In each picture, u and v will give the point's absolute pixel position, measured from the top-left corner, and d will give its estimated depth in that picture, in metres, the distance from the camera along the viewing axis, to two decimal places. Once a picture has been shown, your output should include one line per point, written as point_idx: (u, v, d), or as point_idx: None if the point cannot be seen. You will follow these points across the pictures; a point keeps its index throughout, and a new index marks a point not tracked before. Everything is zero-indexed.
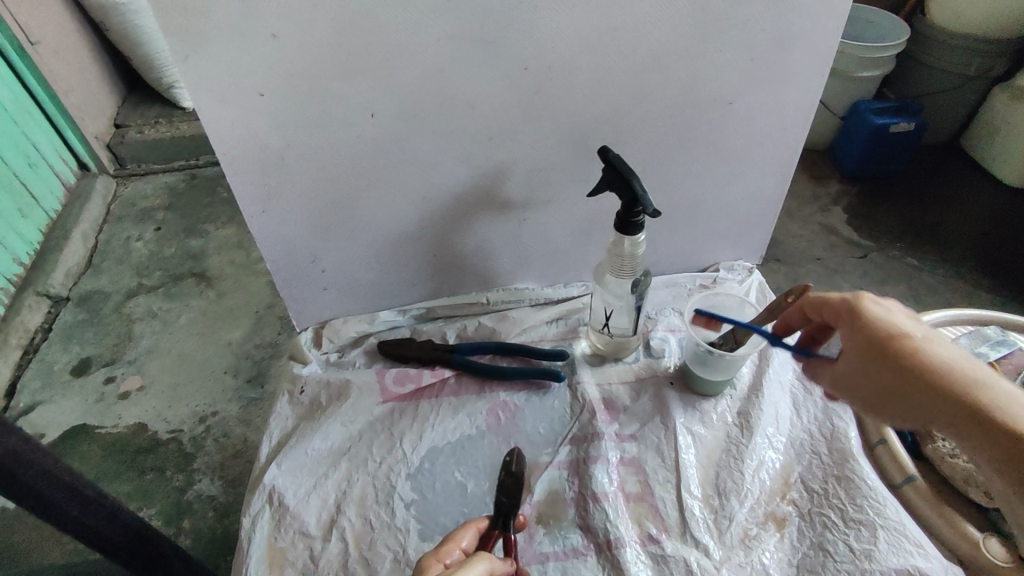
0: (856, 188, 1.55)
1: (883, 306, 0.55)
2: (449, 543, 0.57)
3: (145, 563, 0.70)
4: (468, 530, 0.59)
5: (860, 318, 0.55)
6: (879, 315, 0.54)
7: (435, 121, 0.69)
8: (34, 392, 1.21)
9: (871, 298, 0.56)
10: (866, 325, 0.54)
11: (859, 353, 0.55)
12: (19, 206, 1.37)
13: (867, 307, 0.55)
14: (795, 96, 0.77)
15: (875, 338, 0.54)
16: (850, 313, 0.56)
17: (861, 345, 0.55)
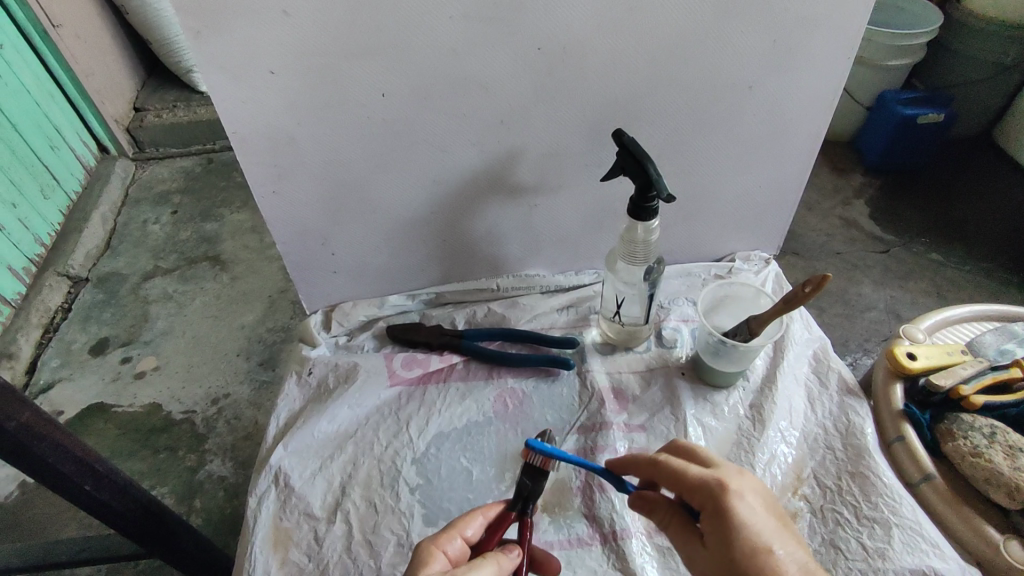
0: (880, 181, 1.51)
1: (743, 499, 0.50)
2: (453, 531, 0.54)
3: (156, 540, 0.70)
4: (474, 518, 0.56)
5: (721, 516, 0.49)
6: (741, 512, 0.49)
7: (447, 102, 0.68)
8: (53, 369, 1.23)
9: (734, 490, 0.50)
10: (728, 526, 0.49)
11: (716, 548, 0.49)
12: (40, 187, 1.38)
13: (731, 489, 0.50)
14: (820, 81, 0.74)
15: (728, 538, 0.49)
16: (712, 508, 0.50)
17: (720, 543, 0.49)
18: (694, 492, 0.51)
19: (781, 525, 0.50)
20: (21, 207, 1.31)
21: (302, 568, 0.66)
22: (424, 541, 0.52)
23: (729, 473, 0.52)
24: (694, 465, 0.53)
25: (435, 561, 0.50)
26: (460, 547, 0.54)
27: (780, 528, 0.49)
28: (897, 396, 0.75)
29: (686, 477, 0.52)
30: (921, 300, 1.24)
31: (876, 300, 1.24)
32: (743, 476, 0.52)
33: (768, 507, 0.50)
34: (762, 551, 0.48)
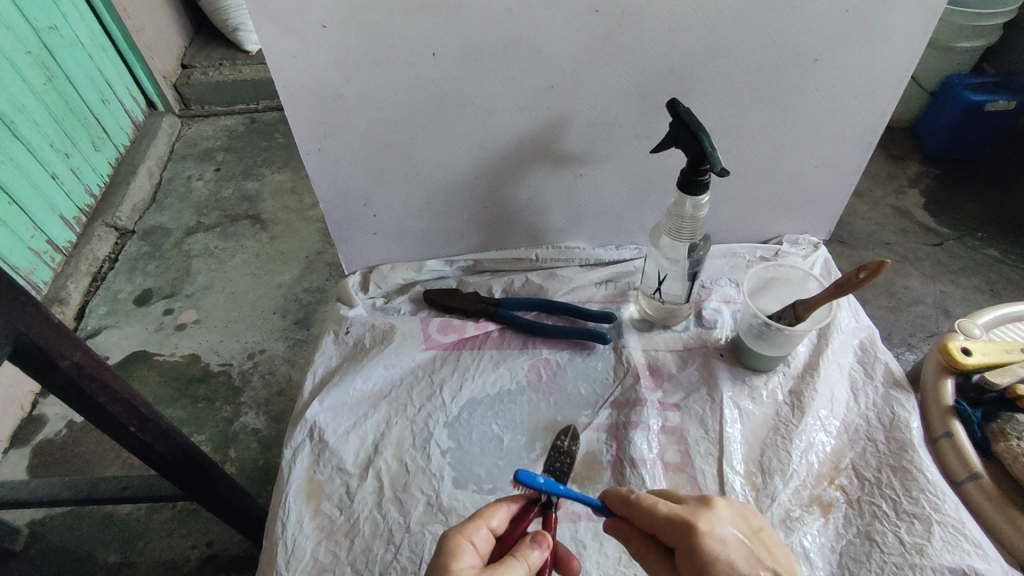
0: (939, 170, 1.44)
1: (712, 534, 0.50)
2: (479, 521, 0.53)
3: (194, 484, 0.73)
4: (500, 508, 0.55)
5: (693, 556, 0.50)
6: (714, 548, 0.49)
7: (497, 65, 0.66)
8: (100, 316, 1.27)
9: (703, 529, 0.50)
10: (701, 565, 0.49)
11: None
12: (92, 139, 1.42)
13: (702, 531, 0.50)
14: (891, 56, 0.70)
15: (699, 573, 0.49)
16: (683, 550, 0.50)
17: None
18: (665, 532, 0.52)
19: (753, 546, 0.51)
20: (73, 158, 1.35)
21: (333, 520, 0.67)
22: (451, 531, 0.52)
23: (698, 508, 0.52)
24: (662, 501, 0.53)
25: (464, 556, 0.49)
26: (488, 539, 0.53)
27: (752, 554, 0.50)
28: (948, 392, 0.73)
29: (656, 517, 0.52)
30: (974, 297, 1.19)
31: (924, 294, 1.19)
32: (711, 510, 0.52)
33: (740, 534, 0.51)
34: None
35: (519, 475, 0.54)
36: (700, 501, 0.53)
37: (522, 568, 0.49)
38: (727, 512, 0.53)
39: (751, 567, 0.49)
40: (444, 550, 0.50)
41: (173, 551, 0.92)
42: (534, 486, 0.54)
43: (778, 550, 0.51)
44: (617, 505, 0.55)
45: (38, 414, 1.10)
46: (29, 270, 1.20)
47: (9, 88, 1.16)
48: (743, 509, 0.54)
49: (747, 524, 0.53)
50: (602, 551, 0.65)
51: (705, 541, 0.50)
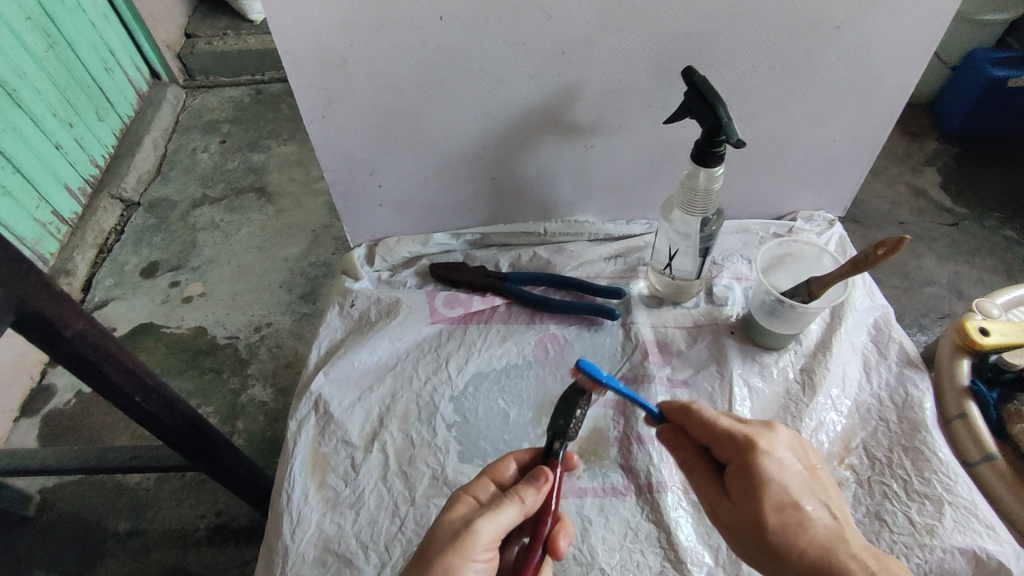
0: (958, 148, 1.40)
1: (774, 460, 0.51)
2: (486, 476, 0.55)
3: (201, 455, 0.73)
4: (510, 463, 0.56)
5: (749, 473, 0.51)
6: (769, 469, 0.51)
7: (506, 29, 0.64)
8: (107, 288, 1.27)
9: (763, 448, 0.51)
10: (757, 481, 0.50)
11: (741, 503, 0.52)
12: (96, 109, 1.40)
13: (763, 454, 0.51)
14: (919, 23, 0.67)
15: (747, 490, 0.51)
16: (739, 464, 0.52)
17: (746, 499, 0.51)
18: (723, 441, 0.53)
19: (808, 478, 0.52)
20: (77, 127, 1.33)
21: (338, 492, 0.67)
22: (457, 490, 0.53)
23: (761, 429, 0.53)
24: (726, 417, 0.54)
25: (458, 508, 0.51)
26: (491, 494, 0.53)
27: (808, 484, 0.51)
28: (964, 371, 0.71)
29: (715, 429, 0.53)
30: (989, 278, 1.16)
31: (939, 275, 1.17)
32: (773, 432, 0.53)
33: (798, 465, 0.52)
34: (789, 507, 0.50)
35: (580, 361, 0.54)
36: (764, 424, 0.54)
37: (514, 508, 0.49)
38: (789, 442, 0.53)
39: (803, 494, 0.51)
40: (444, 508, 0.52)
41: (181, 520, 0.93)
42: (594, 378, 0.54)
43: (832, 491, 0.53)
44: (675, 413, 0.56)
45: (48, 384, 1.10)
46: (35, 242, 1.19)
47: (9, 55, 1.14)
48: (804, 442, 0.54)
49: (805, 452, 0.54)
50: (607, 527, 0.65)
51: (764, 463, 0.51)
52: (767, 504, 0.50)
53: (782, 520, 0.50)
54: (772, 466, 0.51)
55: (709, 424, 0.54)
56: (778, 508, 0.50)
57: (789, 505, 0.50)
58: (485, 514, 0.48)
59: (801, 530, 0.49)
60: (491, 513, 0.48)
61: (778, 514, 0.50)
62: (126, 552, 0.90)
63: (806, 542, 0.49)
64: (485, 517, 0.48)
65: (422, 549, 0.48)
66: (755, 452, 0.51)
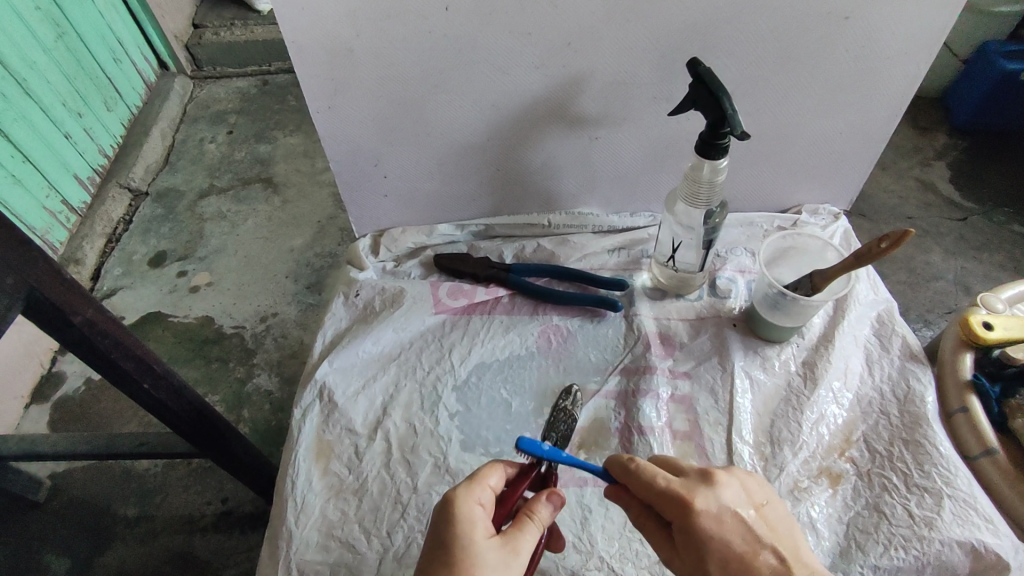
0: (967, 142, 1.38)
1: (710, 511, 0.51)
2: (484, 484, 0.52)
3: (208, 442, 0.74)
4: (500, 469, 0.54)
5: (688, 532, 0.51)
6: (706, 525, 0.50)
7: (511, 19, 0.64)
8: (115, 277, 1.29)
9: (699, 507, 0.51)
10: (698, 540, 0.50)
11: (690, 561, 0.51)
12: (104, 99, 1.41)
13: (699, 511, 0.50)
14: (927, 14, 0.66)
15: (690, 542, 0.51)
16: (680, 523, 0.51)
17: (692, 555, 0.51)
18: (663, 502, 0.52)
19: (753, 527, 0.51)
20: (86, 117, 1.34)
21: (342, 479, 0.68)
22: (463, 499, 0.50)
23: (696, 485, 0.52)
24: (661, 476, 0.53)
25: (482, 524, 0.49)
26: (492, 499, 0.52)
27: (752, 532, 0.51)
28: (966, 366, 0.72)
29: (653, 490, 0.52)
30: (995, 274, 1.16)
31: (945, 271, 1.16)
32: (710, 488, 0.52)
33: (740, 512, 0.51)
34: (733, 561, 0.50)
35: (522, 441, 0.53)
36: (702, 476, 0.53)
37: (537, 530, 0.51)
38: (730, 489, 0.53)
39: (749, 547, 0.50)
40: (463, 523, 0.49)
41: (188, 506, 0.94)
42: (537, 453, 0.53)
43: (781, 526, 0.52)
44: (617, 474, 0.55)
45: (58, 371, 1.12)
46: (45, 231, 1.21)
47: (19, 45, 1.15)
48: (745, 480, 0.54)
49: (749, 495, 0.53)
50: (607, 516, 0.65)
51: (700, 515, 0.50)
52: (712, 558, 0.50)
53: (728, 573, 0.50)
54: (709, 520, 0.50)
55: (645, 485, 0.53)
56: (723, 562, 0.50)
57: (733, 560, 0.50)
58: (516, 543, 0.49)
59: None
60: (522, 541, 0.50)
61: (726, 567, 0.50)
62: (134, 537, 0.92)
63: None
64: (523, 546, 0.49)
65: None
66: (690, 511, 0.51)
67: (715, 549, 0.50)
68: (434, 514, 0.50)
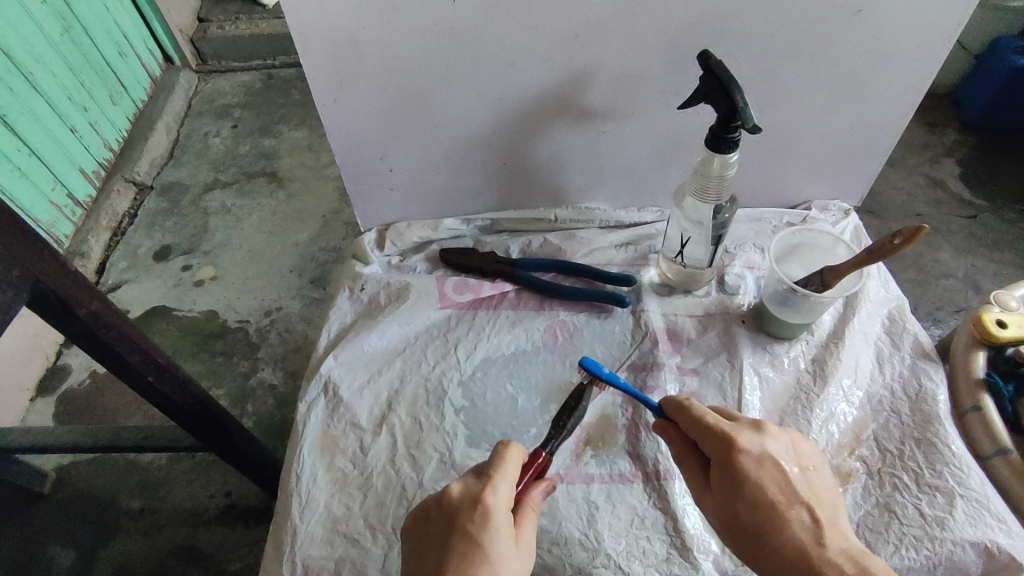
0: (978, 139, 1.37)
1: (755, 455, 0.52)
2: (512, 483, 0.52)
3: (212, 436, 0.73)
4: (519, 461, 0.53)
5: (730, 469, 0.52)
6: (749, 467, 0.52)
7: (520, 10, 0.63)
8: (120, 271, 1.29)
9: (744, 447, 0.52)
10: (737, 478, 0.52)
11: (723, 499, 0.53)
12: (110, 93, 1.40)
13: (745, 454, 0.52)
14: (943, 7, 0.65)
15: (728, 480, 0.52)
16: (723, 461, 0.52)
17: (727, 491, 0.52)
18: (709, 438, 0.53)
19: (794, 480, 0.52)
20: (91, 111, 1.34)
21: (347, 474, 0.68)
22: (499, 506, 0.49)
23: (746, 429, 0.54)
24: (713, 415, 0.54)
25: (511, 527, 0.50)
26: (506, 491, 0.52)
27: (791, 485, 0.52)
28: (979, 364, 0.71)
29: (702, 424, 0.54)
30: (1006, 272, 1.15)
31: (954, 268, 1.15)
32: (761, 435, 0.53)
33: (784, 464, 0.53)
34: (768, 508, 0.51)
35: (585, 360, 0.62)
36: (753, 424, 0.55)
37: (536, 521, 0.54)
38: (777, 442, 0.54)
39: (789, 498, 0.51)
40: (492, 527, 0.48)
41: (193, 500, 0.94)
42: (596, 374, 0.61)
43: (819, 488, 0.53)
44: (669, 409, 0.57)
45: (62, 364, 1.12)
46: (50, 224, 1.21)
47: (25, 38, 1.15)
48: (795, 440, 0.55)
49: (795, 453, 0.54)
50: (614, 513, 0.65)
51: (745, 459, 0.52)
52: (747, 500, 0.51)
53: (759, 519, 0.51)
54: (750, 462, 0.52)
55: (694, 419, 0.55)
56: (756, 507, 0.51)
57: (769, 506, 0.51)
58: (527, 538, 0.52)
59: (782, 528, 0.50)
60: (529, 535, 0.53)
61: (756, 511, 0.51)
62: (139, 530, 0.92)
63: (782, 542, 0.50)
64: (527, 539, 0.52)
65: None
66: (737, 454, 0.52)
67: (756, 496, 0.51)
68: (459, 511, 0.49)
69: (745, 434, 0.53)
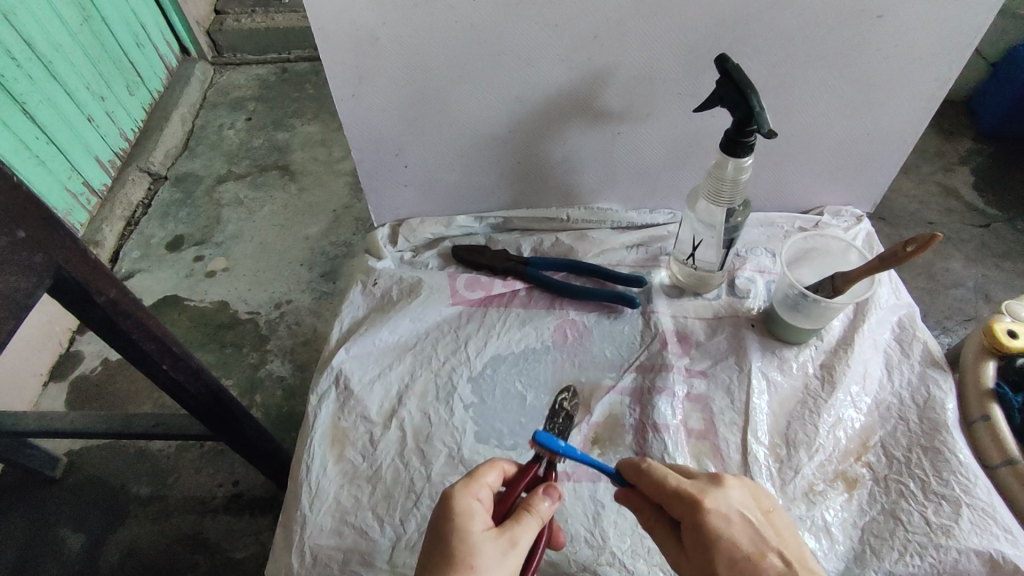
0: (992, 148, 1.36)
1: (719, 508, 0.51)
2: (479, 481, 0.52)
3: (222, 424, 0.74)
4: (494, 469, 0.54)
5: (696, 528, 0.51)
6: (715, 523, 0.51)
7: (539, 10, 0.64)
8: (134, 260, 1.30)
9: (708, 506, 0.51)
10: (705, 537, 0.51)
11: (697, 558, 0.52)
12: (127, 83, 1.42)
13: (708, 510, 0.51)
14: (964, 14, 0.65)
15: (693, 535, 0.52)
16: (690, 521, 0.52)
17: (701, 555, 0.51)
18: (671, 501, 0.53)
19: (759, 528, 0.51)
20: (108, 101, 1.35)
21: (356, 465, 0.69)
22: (457, 493, 0.50)
23: (706, 486, 0.53)
24: (673, 476, 0.53)
25: (477, 516, 0.49)
26: (489, 496, 0.53)
27: (758, 535, 0.51)
28: (990, 374, 0.71)
29: (665, 489, 0.53)
30: (1017, 282, 1.14)
31: (965, 278, 1.15)
32: (721, 490, 0.53)
33: (746, 514, 0.52)
34: (740, 561, 0.50)
35: (539, 435, 0.52)
36: (712, 479, 0.54)
37: (534, 523, 0.50)
38: (738, 493, 0.53)
39: (756, 548, 0.50)
40: (457, 517, 0.49)
41: (201, 488, 0.96)
42: (553, 449, 0.52)
43: (789, 535, 0.52)
44: (627, 473, 0.56)
45: (75, 350, 1.14)
46: (66, 212, 1.22)
47: (46, 28, 1.16)
48: (754, 489, 0.54)
49: (757, 503, 0.54)
50: (620, 512, 0.65)
51: (711, 512, 0.51)
52: (718, 556, 0.50)
53: (734, 573, 0.50)
54: (715, 518, 0.51)
55: (656, 485, 0.53)
56: (730, 563, 0.50)
57: (740, 559, 0.50)
58: (518, 536, 0.49)
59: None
60: (523, 535, 0.49)
61: (727, 566, 0.50)
62: (147, 516, 0.93)
63: None
64: (520, 538, 0.49)
65: (456, 567, 0.46)
66: (701, 512, 0.51)
67: (729, 553, 0.50)
68: (431, 510, 0.51)
69: (709, 493, 0.52)
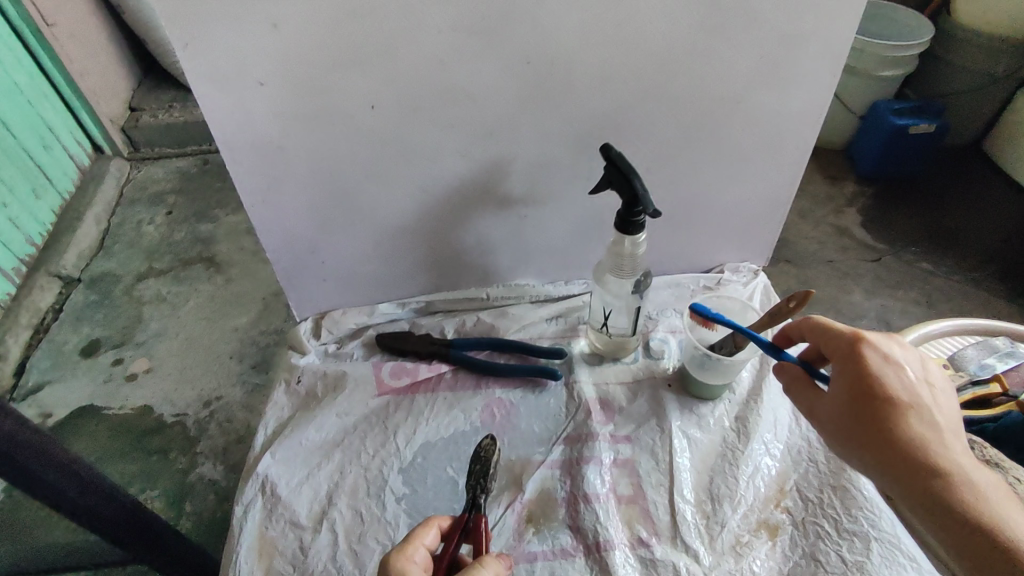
0: (873, 190, 1.51)
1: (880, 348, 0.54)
2: (415, 542, 0.54)
3: (142, 546, 0.70)
4: (430, 529, 0.56)
5: (852, 362, 0.54)
6: (872, 359, 0.53)
7: (435, 113, 0.68)
8: (43, 371, 1.23)
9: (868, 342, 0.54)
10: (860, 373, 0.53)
11: (838, 397, 0.55)
12: (33, 187, 1.38)
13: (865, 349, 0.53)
14: (809, 94, 0.75)
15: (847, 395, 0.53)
16: (844, 355, 0.55)
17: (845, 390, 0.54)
18: (835, 339, 0.56)
19: (922, 386, 0.52)
20: (11, 206, 1.31)
21: None
22: (393, 556, 0.52)
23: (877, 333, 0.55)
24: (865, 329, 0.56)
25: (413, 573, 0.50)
26: (427, 558, 0.54)
27: (921, 386, 0.52)
28: None
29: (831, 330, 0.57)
30: (912, 309, 1.25)
31: (867, 310, 1.25)
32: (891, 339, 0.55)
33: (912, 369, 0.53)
34: (894, 401, 0.51)
35: None
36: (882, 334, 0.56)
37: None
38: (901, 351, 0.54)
39: (918, 394, 0.52)
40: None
41: None
42: None
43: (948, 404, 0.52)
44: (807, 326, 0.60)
45: None
46: None
47: None
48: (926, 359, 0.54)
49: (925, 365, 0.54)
50: None
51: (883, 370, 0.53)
52: (865, 388, 0.52)
53: (882, 409, 0.51)
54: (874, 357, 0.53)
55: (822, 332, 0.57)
56: (876, 396, 0.52)
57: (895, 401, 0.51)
58: None
59: (904, 422, 0.51)
60: None
61: (887, 430, 0.51)
62: None
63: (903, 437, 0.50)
64: None
65: None
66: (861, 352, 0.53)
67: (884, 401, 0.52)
68: None
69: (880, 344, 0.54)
